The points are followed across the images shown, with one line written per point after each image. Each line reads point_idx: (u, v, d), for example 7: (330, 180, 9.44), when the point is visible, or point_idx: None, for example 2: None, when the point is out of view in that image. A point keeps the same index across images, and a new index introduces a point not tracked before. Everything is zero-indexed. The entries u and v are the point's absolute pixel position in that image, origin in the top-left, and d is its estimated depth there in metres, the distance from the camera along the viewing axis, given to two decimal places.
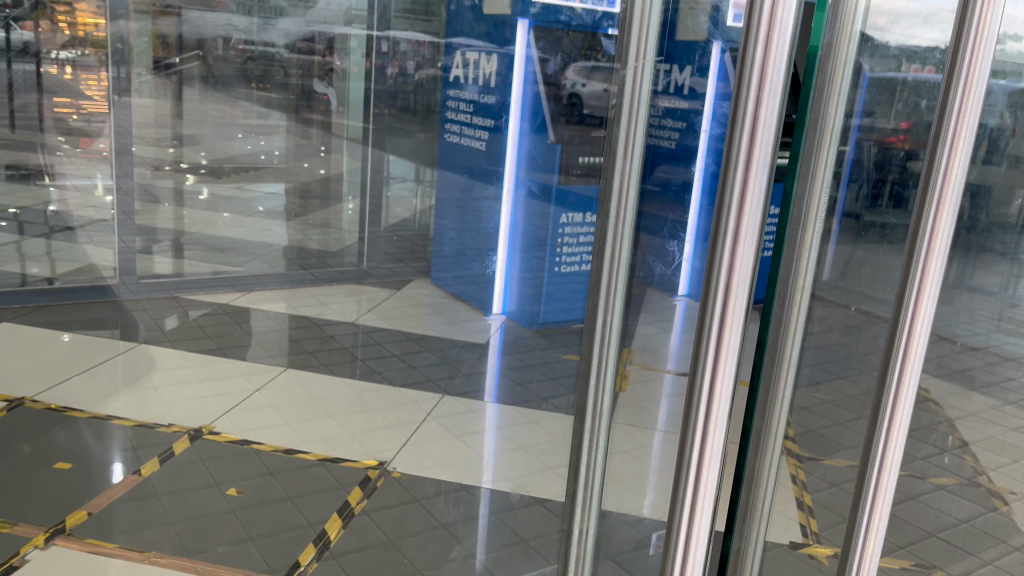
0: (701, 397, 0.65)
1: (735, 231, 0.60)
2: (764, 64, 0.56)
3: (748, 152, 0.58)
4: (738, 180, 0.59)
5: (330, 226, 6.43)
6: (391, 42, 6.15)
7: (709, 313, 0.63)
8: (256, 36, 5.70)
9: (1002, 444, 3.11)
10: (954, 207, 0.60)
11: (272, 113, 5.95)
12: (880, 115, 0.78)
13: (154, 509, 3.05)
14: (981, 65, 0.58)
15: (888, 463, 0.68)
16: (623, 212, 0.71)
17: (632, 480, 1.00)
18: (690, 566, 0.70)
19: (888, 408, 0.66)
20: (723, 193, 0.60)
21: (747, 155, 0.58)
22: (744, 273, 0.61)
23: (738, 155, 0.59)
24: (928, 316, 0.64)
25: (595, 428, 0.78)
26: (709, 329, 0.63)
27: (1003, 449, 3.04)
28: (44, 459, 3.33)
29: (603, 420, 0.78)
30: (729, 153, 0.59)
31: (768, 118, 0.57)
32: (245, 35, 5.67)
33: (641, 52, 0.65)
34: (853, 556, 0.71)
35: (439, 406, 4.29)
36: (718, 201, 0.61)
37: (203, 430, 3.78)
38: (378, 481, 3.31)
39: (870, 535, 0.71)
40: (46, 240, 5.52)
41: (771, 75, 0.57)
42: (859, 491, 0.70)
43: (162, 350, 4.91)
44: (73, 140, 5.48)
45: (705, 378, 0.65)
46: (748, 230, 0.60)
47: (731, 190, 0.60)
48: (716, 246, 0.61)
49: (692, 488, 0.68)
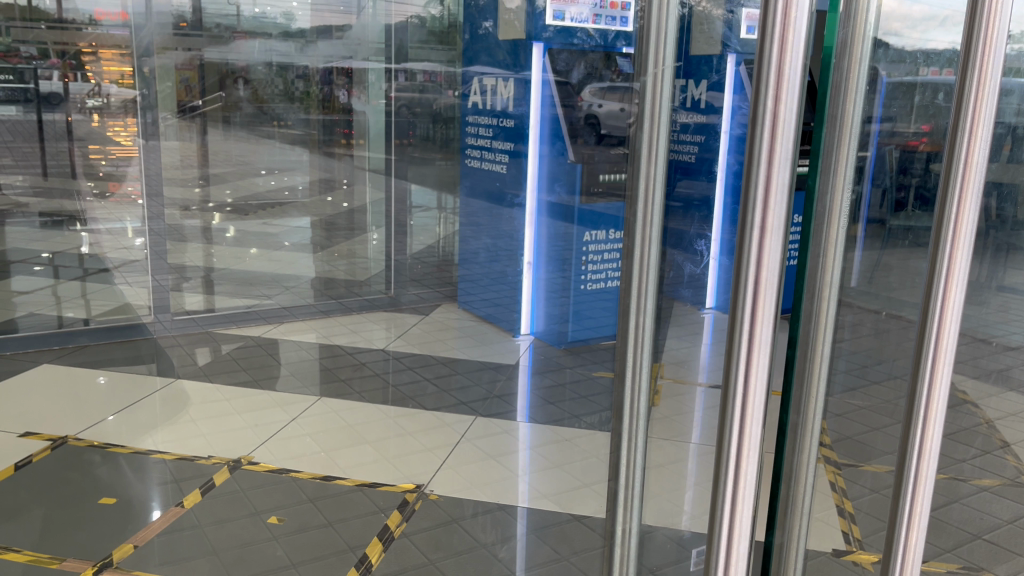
0: (737, 392, 0.67)
1: (761, 225, 0.62)
2: (781, 64, 0.59)
3: (769, 150, 0.61)
4: (762, 179, 0.61)
5: (356, 257, 6.63)
6: (408, 74, 6.36)
7: (740, 309, 0.65)
8: (294, 60, 5.88)
9: None
10: (976, 195, 0.62)
11: (295, 149, 6.19)
12: (900, 120, 0.77)
13: (197, 539, 3.09)
14: (994, 56, 0.60)
15: (927, 451, 0.69)
16: (651, 215, 0.73)
17: (671, 492, 1.00)
18: (734, 563, 0.71)
19: (923, 393, 0.67)
20: (748, 191, 0.62)
21: (768, 153, 0.61)
22: (772, 267, 0.63)
23: (760, 154, 0.61)
24: (958, 304, 0.65)
25: (633, 426, 0.80)
26: (742, 325, 0.65)
27: None
28: (88, 496, 3.40)
29: (640, 419, 0.80)
30: (750, 153, 0.61)
31: (788, 115, 0.59)
32: (279, 56, 5.82)
33: (660, 60, 0.69)
34: (897, 551, 0.71)
35: (473, 427, 4.30)
36: (743, 201, 0.63)
37: (241, 460, 3.83)
38: (415, 503, 3.35)
39: (913, 529, 0.71)
40: (81, 283, 5.69)
41: (788, 75, 0.59)
42: (899, 483, 0.70)
43: (198, 384, 4.98)
44: (103, 185, 5.61)
45: (740, 373, 0.66)
46: (774, 224, 0.62)
47: (755, 188, 0.62)
48: (744, 242, 0.63)
49: (731, 485, 0.69)
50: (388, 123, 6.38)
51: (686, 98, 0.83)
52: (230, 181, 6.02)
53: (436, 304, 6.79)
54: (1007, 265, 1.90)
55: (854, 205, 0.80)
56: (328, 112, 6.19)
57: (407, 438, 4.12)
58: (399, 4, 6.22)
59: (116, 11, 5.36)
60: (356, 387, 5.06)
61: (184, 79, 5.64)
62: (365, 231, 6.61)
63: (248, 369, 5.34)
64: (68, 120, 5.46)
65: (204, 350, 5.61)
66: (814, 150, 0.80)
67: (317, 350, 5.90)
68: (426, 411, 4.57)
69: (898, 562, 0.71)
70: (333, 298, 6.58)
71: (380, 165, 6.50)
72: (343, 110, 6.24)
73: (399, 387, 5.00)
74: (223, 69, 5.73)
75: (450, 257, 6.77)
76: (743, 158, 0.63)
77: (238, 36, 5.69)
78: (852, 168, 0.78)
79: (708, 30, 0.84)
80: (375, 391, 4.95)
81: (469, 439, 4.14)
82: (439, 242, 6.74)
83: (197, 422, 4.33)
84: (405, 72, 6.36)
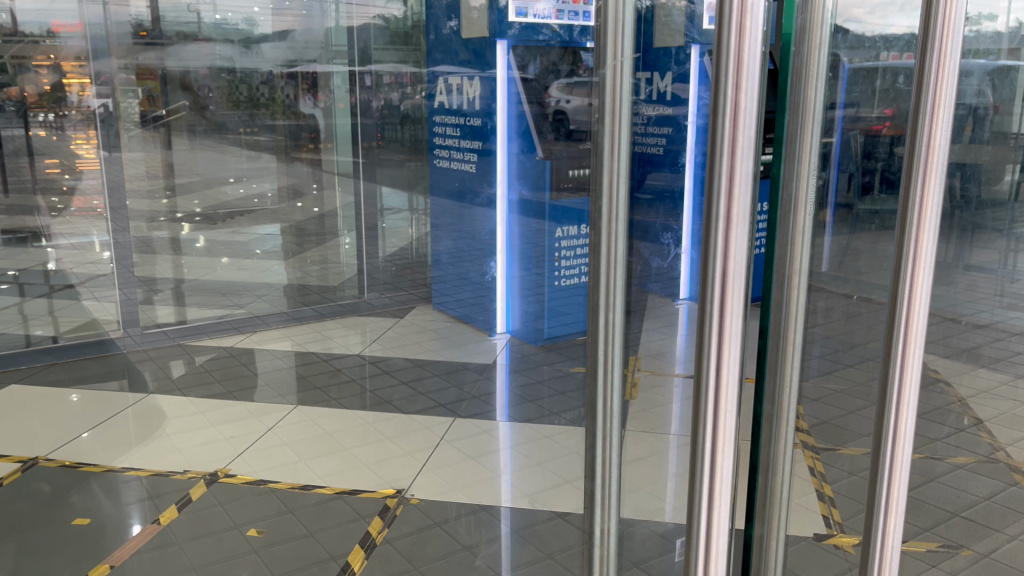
0: (710, 387, 0.66)
1: (726, 216, 0.62)
2: (740, 53, 0.58)
3: (732, 139, 0.60)
4: (724, 171, 0.61)
5: (328, 262, 6.60)
6: (374, 76, 6.33)
7: (708, 304, 0.65)
8: (239, 63, 5.79)
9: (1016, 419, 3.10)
10: (939, 178, 0.62)
11: (262, 155, 6.13)
12: (863, 106, 0.79)
13: (176, 556, 3.04)
14: (952, 39, 0.60)
15: (902, 435, 0.69)
16: (616, 210, 0.72)
17: (649, 487, 1.00)
18: (714, 558, 0.70)
19: (895, 377, 0.67)
20: (712, 182, 0.62)
21: (730, 144, 0.60)
22: (738, 256, 0.62)
23: (722, 146, 0.60)
24: (925, 290, 0.65)
25: (607, 427, 0.79)
26: (711, 318, 0.65)
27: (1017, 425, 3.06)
28: (61, 519, 3.33)
29: (615, 418, 0.79)
30: (713, 145, 0.61)
31: (749, 105, 0.59)
32: (228, 62, 5.76)
33: (619, 51, 0.67)
34: (876, 538, 0.71)
35: (453, 428, 4.28)
36: (708, 193, 0.62)
37: (218, 473, 3.78)
38: (396, 509, 3.32)
39: (891, 516, 0.71)
40: (48, 300, 5.50)
41: (747, 64, 0.58)
42: (874, 472, 0.70)
43: (171, 397, 4.91)
44: (67, 200, 5.46)
45: (711, 368, 0.65)
46: (739, 215, 0.61)
47: (719, 178, 0.61)
48: (709, 232, 0.63)
49: (708, 480, 0.69)
50: (352, 128, 6.37)
51: (650, 90, 0.83)
52: (198, 190, 5.93)
53: (411, 306, 6.75)
54: (975, 244, 1.91)
55: (821, 191, 0.80)
56: (293, 121, 6.18)
57: (386, 442, 4.10)
58: (362, 6, 6.17)
59: (73, 22, 5.24)
60: (332, 393, 5.00)
61: (146, 88, 5.58)
62: (336, 236, 6.57)
63: (224, 376, 5.27)
64: (26, 135, 5.27)
65: (176, 362, 5.53)
66: (777, 140, 0.78)
67: (293, 357, 5.84)
68: (404, 414, 4.54)
69: (877, 549, 0.72)
70: (306, 304, 6.52)
71: (348, 169, 6.50)
72: (310, 116, 6.22)
73: (376, 391, 4.95)
74: (182, 77, 5.66)
75: (422, 258, 6.74)
76: (706, 149, 0.62)
77: (201, 48, 5.66)
78: (817, 155, 0.77)
79: (670, 22, 0.85)
80: (352, 396, 4.91)
81: (447, 440, 4.12)
82: (412, 244, 6.70)
83: (171, 438, 4.26)
84: (370, 74, 6.33)
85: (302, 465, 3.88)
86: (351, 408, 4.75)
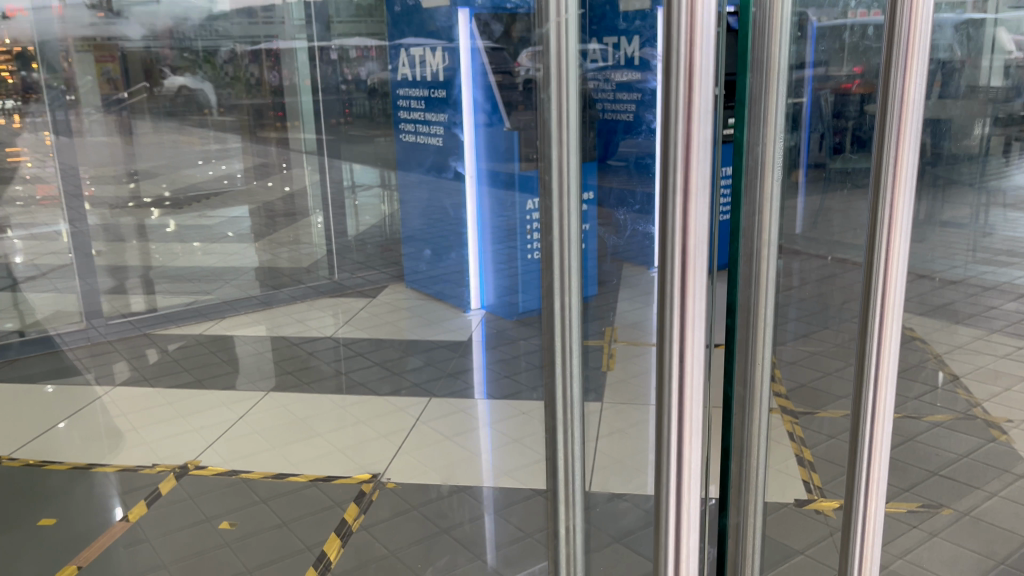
0: (674, 365, 0.67)
1: (685, 189, 0.61)
2: (692, 28, 0.57)
3: (688, 103, 0.59)
4: (677, 141, 0.60)
5: (299, 242, 6.36)
6: (338, 51, 6.16)
7: (669, 287, 0.64)
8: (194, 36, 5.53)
9: (992, 374, 3.07)
10: (915, 129, 0.65)
11: (228, 137, 5.98)
12: (831, 64, 0.85)
13: (145, 552, 2.97)
14: (921, 11, 0.63)
15: (884, 378, 0.74)
16: (566, 187, 0.68)
17: (630, 458, 1.14)
18: (685, 536, 0.75)
19: (875, 328, 0.73)
20: (667, 157, 0.61)
21: (684, 113, 0.59)
22: (697, 237, 0.62)
23: (675, 120, 0.59)
24: (903, 245, 0.68)
25: (567, 422, 0.77)
26: (672, 299, 0.65)
27: (994, 380, 3.04)
28: (26, 515, 3.23)
29: (574, 406, 0.77)
30: (667, 120, 0.60)
31: (702, 80, 0.58)
32: (186, 39, 5.56)
33: (562, 5, 0.61)
34: (863, 474, 0.78)
35: (427, 408, 4.19)
36: (664, 168, 0.61)
37: (188, 466, 3.70)
38: (372, 495, 3.25)
39: (873, 454, 0.79)
40: (13, 295, 5.34)
41: (698, 41, 0.57)
42: (860, 418, 0.77)
43: (137, 390, 4.78)
44: (30, 188, 5.09)
45: (675, 348, 0.66)
46: (698, 184, 0.60)
47: (675, 150, 0.60)
48: (668, 210, 0.62)
49: (675, 448, 0.72)
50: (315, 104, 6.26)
51: (607, 53, 0.84)
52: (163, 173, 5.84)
53: (385, 285, 6.65)
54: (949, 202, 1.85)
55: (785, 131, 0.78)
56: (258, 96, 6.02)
57: (360, 426, 4.03)
58: None
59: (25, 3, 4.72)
60: (306, 377, 4.94)
61: (105, 70, 5.24)
62: (308, 215, 6.55)
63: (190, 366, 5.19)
64: None
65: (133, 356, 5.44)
66: (741, 93, 0.75)
67: (266, 342, 5.74)
68: (378, 396, 4.46)
69: (866, 486, 0.78)
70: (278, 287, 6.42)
71: (314, 147, 6.35)
72: (275, 94, 5.93)
73: (351, 373, 4.89)
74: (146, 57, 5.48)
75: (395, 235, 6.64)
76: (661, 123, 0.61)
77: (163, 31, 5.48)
78: (783, 115, 0.76)
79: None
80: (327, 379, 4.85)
81: (425, 419, 4.07)
82: (384, 222, 6.58)
83: (143, 433, 4.17)
84: (334, 49, 6.17)
85: (274, 456, 3.81)
86: (325, 394, 4.64)
